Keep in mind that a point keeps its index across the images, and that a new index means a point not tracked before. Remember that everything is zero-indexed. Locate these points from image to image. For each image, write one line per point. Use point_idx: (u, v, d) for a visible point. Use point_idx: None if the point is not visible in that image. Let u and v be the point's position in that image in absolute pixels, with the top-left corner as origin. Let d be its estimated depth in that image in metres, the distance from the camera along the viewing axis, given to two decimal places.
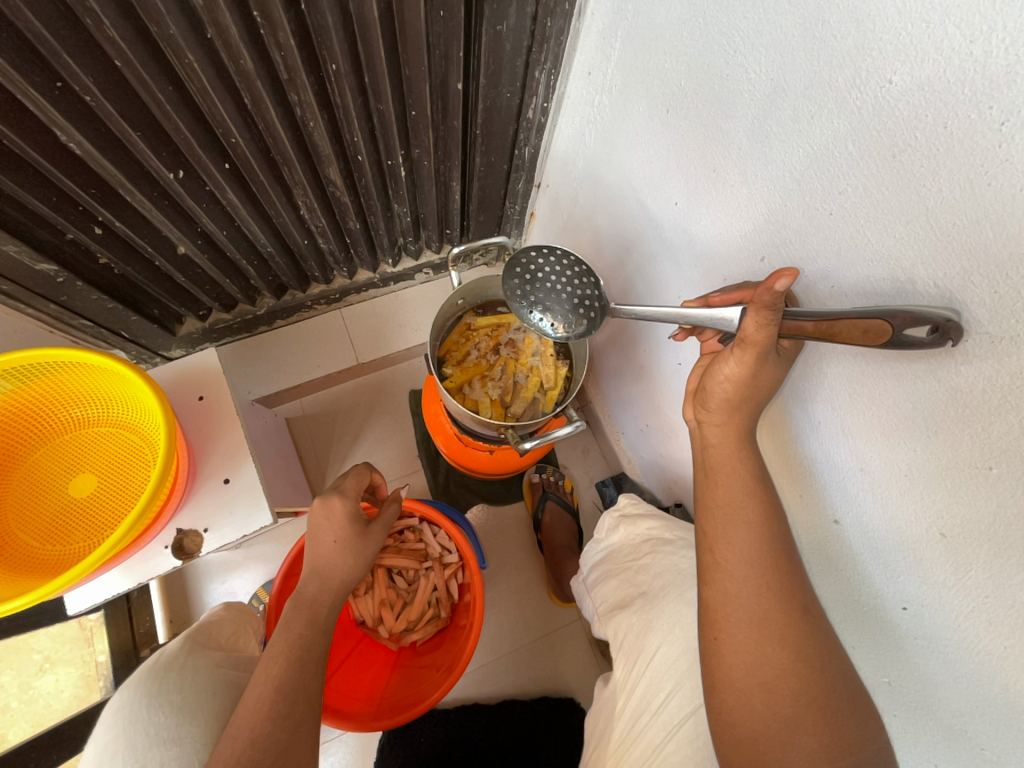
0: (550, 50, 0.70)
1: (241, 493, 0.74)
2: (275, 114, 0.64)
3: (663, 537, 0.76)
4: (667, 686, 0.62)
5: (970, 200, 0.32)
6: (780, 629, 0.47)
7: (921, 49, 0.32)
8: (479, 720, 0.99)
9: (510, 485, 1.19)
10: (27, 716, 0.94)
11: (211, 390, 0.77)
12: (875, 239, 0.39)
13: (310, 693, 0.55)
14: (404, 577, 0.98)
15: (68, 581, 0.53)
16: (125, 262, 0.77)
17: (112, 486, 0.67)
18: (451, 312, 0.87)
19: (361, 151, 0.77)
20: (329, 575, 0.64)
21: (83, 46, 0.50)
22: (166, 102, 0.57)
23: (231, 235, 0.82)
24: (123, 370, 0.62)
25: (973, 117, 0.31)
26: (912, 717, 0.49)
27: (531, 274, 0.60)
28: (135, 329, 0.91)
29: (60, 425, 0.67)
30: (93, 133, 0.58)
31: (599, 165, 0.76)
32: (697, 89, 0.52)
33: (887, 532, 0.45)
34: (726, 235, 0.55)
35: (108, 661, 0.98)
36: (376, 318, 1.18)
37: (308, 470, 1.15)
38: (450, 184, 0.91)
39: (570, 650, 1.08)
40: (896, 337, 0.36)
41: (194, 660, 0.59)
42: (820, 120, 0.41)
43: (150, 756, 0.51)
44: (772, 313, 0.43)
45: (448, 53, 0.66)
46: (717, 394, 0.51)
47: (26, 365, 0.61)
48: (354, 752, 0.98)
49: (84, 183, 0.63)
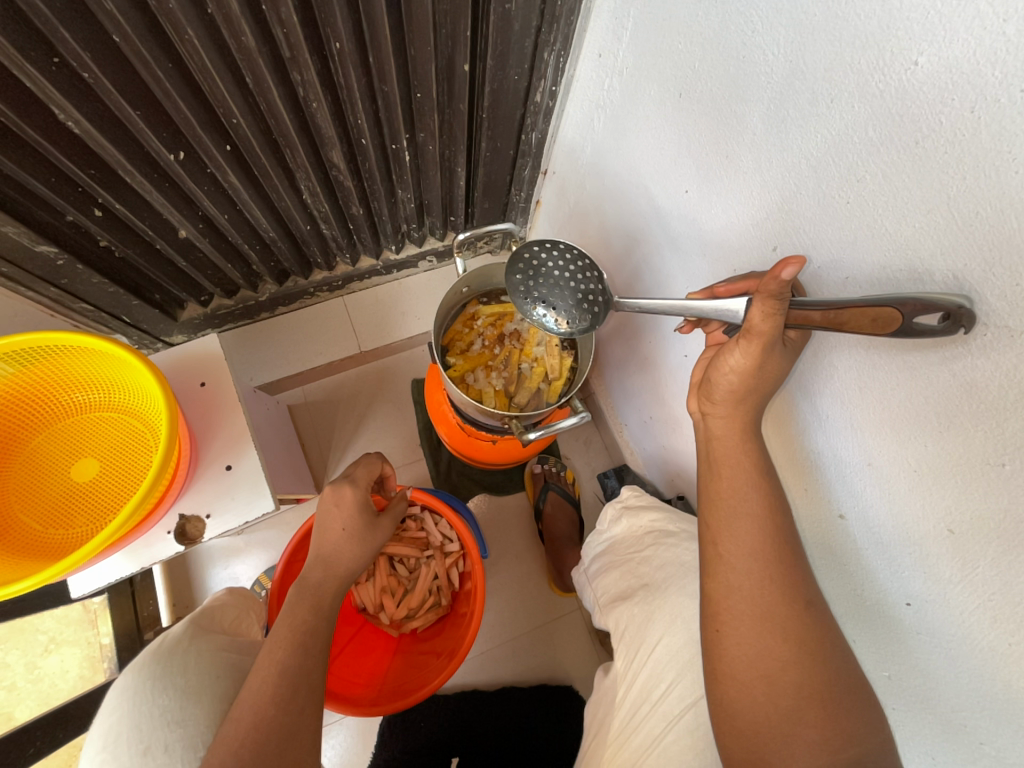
0: (560, 31, 0.69)
1: (243, 480, 0.74)
2: (277, 94, 0.63)
3: (666, 529, 0.75)
4: (668, 677, 0.63)
5: (995, 189, 0.31)
6: (783, 624, 0.47)
7: (950, 27, 0.31)
8: (479, 707, 1.00)
9: (511, 475, 1.19)
10: (33, 696, 0.95)
11: (213, 377, 0.77)
12: (893, 228, 0.38)
13: (311, 678, 0.55)
14: (405, 565, 0.98)
15: (70, 566, 0.53)
16: (126, 244, 0.76)
17: (113, 471, 0.66)
18: (455, 300, 0.86)
19: (365, 134, 0.75)
20: (334, 563, 0.64)
21: (80, 21, 0.49)
22: (166, 80, 0.56)
23: (233, 219, 0.81)
24: (124, 355, 0.62)
25: (1002, 100, 0.30)
26: (911, 710, 0.49)
27: (535, 266, 0.59)
28: (136, 314, 0.90)
29: (61, 409, 0.67)
30: (92, 112, 0.57)
31: (607, 152, 0.74)
32: (711, 73, 0.51)
33: (894, 528, 0.45)
34: (736, 224, 0.55)
35: (111, 643, 0.99)
36: (379, 305, 1.17)
37: (310, 457, 1.15)
38: (455, 170, 0.90)
39: (570, 639, 1.09)
40: (906, 325, 0.36)
41: (198, 644, 0.59)
42: (839, 105, 0.40)
43: (153, 739, 0.50)
44: (778, 303, 0.42)
45: (455, 32, 0.65)
46: (722, 385, 0.50)
47: (25, 349, 0.60)
48: (355, 737, 0.99)
49: (83, 163, 0.62)
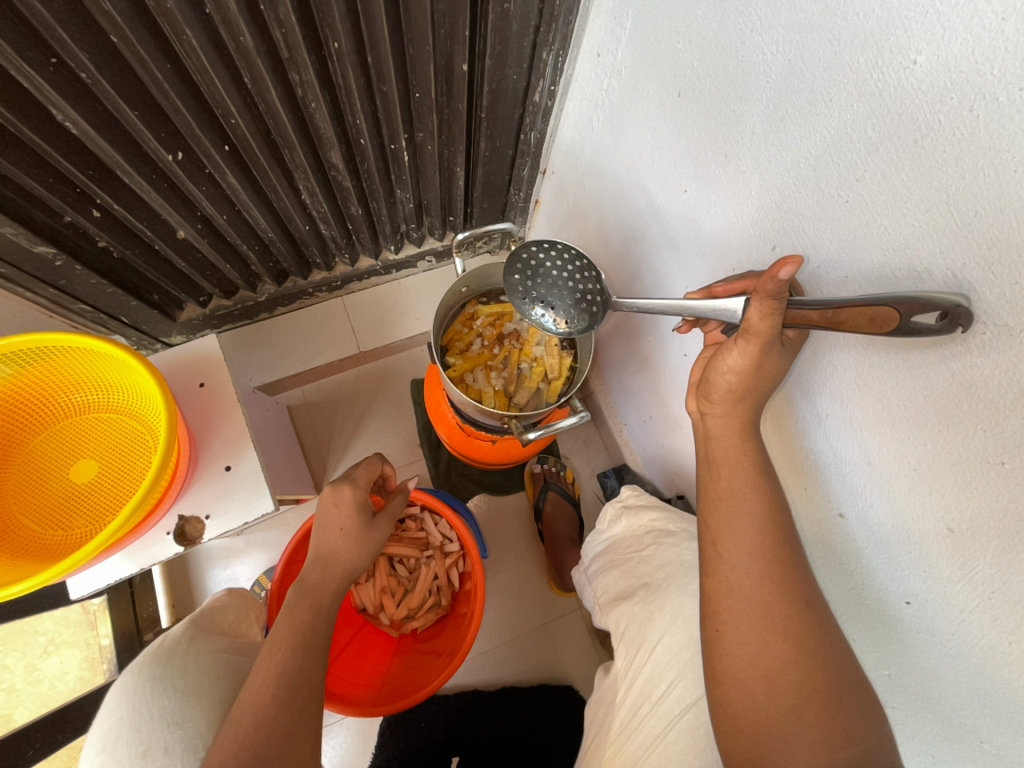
0: (558, 30, 0.69)
1: (243, 480, 0.74)
2: (276, 95, 0.63)
3: (666, 528, 0.75)
4: (668, 676, 0.63)
5: (994, 188, 0.31)
6: (783, 623, 0.47)
7: (949, 27, 0.31)
8: (479, 707, 1.00)
9: (511, 474, 1.19)
10: (32, 698, 0.95)
11: (212, 377, 0.76)
12: (893, 227, 0.38)
13: (311, 679, 0.55)
14: (405, 565, 0.98)
15: (69, 567, 0.53)
16: (125, 246, 0.76)
17: (112, 472, 0.66)
18: (454, 300, 0.86)
19: (363, 134, 0.75)
20: (333, 564, 0.64)
21: (78, 22, 0.49)
22: (164, 81, 0.56)
23: (232, 220, 0.81)
24: (122, 355, 0.61)
25: (1001, 99, 0.30)
26: (911, 709, 0.49)
27: (533, 267, 0.59)
28: (135, 315, 0.90)
29: (60, 410, 0.67)
30: (91, 113, 0.57)
31: (606, 152, 0.74)
32: (710, 73, 0.51)
33: (893, 527, 0.45)
34: (736, 223, 0.55)
35: (111, 644, 0.99)
36: (378, 305, 1.17)
37: (309, 458, 1.15)
38: (454, 169, 0.90)
39: (570, 639, 1.09)
40: (904, 324, 0.36)
41: (198, 645, 0.59)
42: (838, 104, 0.40)
43: (154, 740, 0.50)
44: (776, 302, 0.42)
45: (453, 32, 0.65)
46: (720, 385, 0.50)
47: (23, 350, 0.60)
48: (355, 737, 0.99)
49: (81, 164, 0.62)
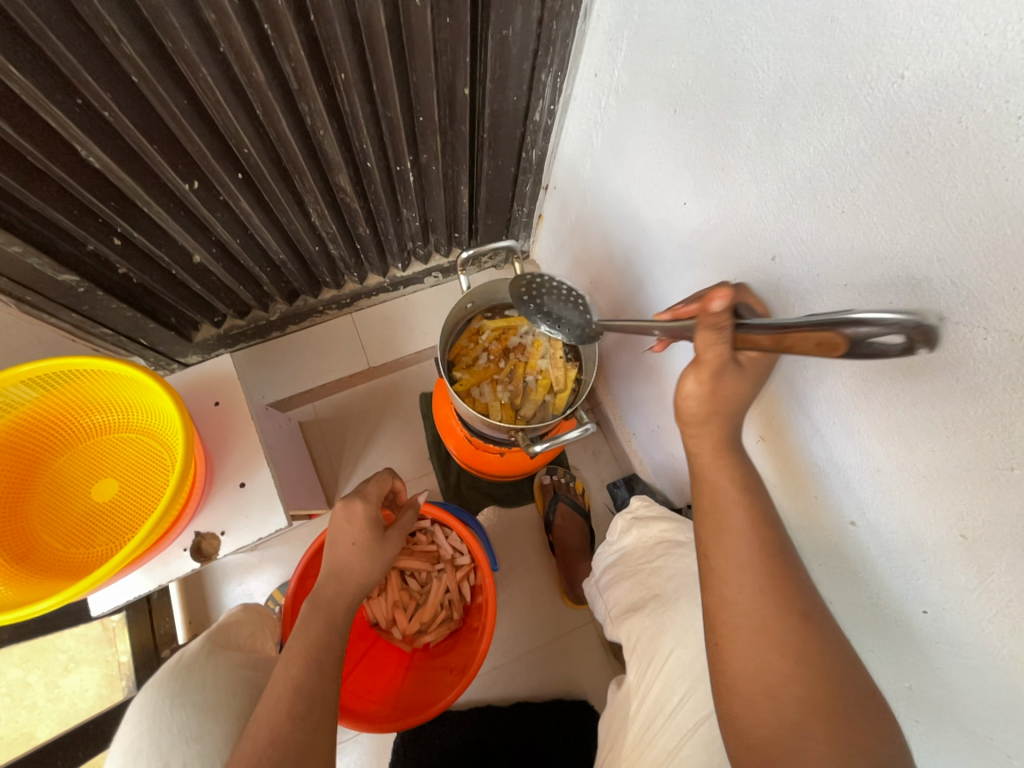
0: (557, 52, 0.71)
1: (257, 497, 0.75)
2: (286, 123, 0.65)
3: (676, 539, 0.75)
4: (681, 689, 0.62)
5: (988, 197, 0.32)
6: (796, 633, 0.46)
7: (934, 43, 0.32)
8: (495, 723, 0.99)
9: (521, 487, 1.19)
10: (53, 715, 0.97)
11: (226, 396, 0.78)
12: (889, 237, 0.39)
13: (327, 693, 0.56)
14: (417, 579, 0.98)
15: (91, 584, 0.55)
16: (144, 271, 0.79)
17: (132, 490, 0.68)
18: (461, 316, 0.88)
19: (371, 158, 0.77)
20: (346, 578, 0.64)
21: (101, 63, 0.52)
22: (180, 115, 0.58)
23: (245, 243, 0.84)
24: (140, 376, 0.64)
25: (989, 112, 0.30)
26: (932, 721, 0.48)
27: (536, 290, 0.65)
28: (153, 336, 0.92)
29: (82, 431, 0.69)
30: (112, 147, 0.59)
31: (607, 168, 0.76)
32: (705, 90, 0.52)
33: (905, 534, 0.45)
34: (735, 234, 0.55)
35: (130, 661, 1.00)
36: (387, 321, 1.19)
37: (321, 473, 1.17)
38: (459, 187, 0.92)
39: (585, 652, 1.08)
40: (855, 349, 0.34)
41: (215, 660, 0.60)
42: (830, 118, 0.40)
43: (173, 755, 0.51)
44: (718, 332, 0.43)
45: (455, 59, 0.67)
46: (684, 409, 0.51)
47: (48, 374, 0.62)
48: (370, 754, 0.99)
49: (103, 195, 0.65)
